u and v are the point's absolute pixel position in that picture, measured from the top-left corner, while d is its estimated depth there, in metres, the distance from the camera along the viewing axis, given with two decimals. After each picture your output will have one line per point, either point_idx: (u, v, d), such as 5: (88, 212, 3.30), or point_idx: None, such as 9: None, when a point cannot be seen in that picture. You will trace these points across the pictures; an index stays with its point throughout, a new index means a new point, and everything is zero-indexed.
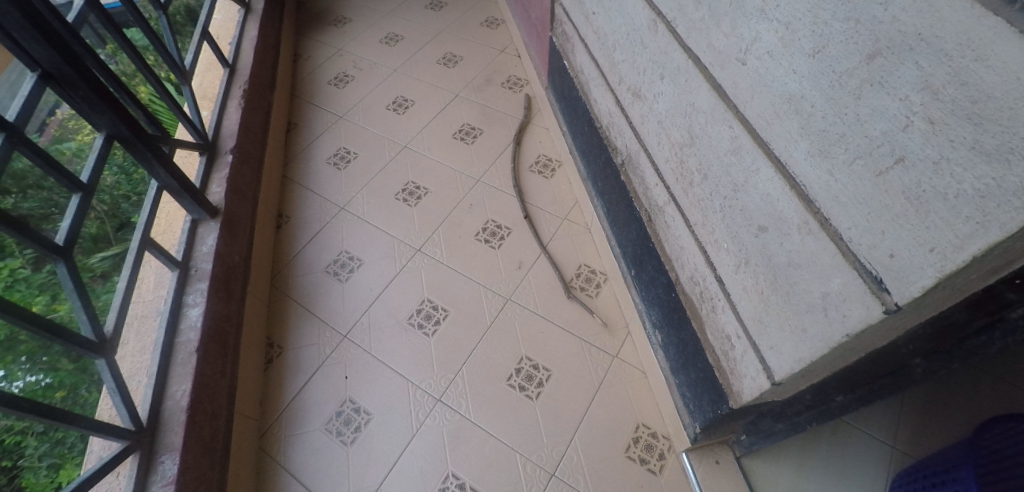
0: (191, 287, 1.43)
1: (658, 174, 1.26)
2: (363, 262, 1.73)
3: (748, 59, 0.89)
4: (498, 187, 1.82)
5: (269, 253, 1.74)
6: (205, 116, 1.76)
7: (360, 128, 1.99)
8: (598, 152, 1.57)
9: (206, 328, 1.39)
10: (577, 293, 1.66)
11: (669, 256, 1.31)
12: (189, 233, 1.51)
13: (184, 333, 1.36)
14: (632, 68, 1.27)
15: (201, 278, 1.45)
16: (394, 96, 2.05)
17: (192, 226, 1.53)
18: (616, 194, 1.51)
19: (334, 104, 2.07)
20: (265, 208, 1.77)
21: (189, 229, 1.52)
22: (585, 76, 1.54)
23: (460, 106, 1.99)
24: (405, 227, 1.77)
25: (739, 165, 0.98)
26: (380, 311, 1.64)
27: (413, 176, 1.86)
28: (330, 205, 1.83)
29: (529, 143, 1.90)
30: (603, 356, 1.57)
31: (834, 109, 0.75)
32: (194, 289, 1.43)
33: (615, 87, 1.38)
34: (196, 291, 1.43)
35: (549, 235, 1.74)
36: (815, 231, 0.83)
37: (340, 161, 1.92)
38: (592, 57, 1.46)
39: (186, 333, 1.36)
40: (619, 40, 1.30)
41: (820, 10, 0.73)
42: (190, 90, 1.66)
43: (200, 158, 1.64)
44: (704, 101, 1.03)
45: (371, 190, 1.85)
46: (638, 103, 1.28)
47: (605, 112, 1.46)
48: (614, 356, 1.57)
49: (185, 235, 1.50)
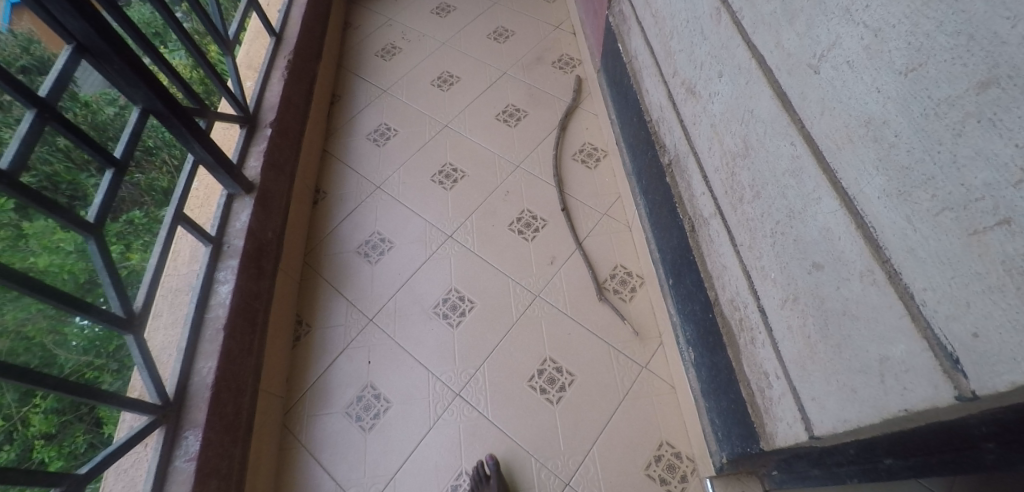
0: (223, 263, 1.39)
1: (706, 183, 1.13)
2: (395, 245, 1.66)
3: (822, 67, 0.74)
4: (537, 175, 1.71)
5: (304, 229, 1.69)
6: (248, 86, 1.72)
7: (403, 104, 1.91)
8: (647, 147, 1.43)
9: (235, 305, 1.35)
10: (610, 295, 1.54)
11: (710, 272, 1.18)
12: (224, 208, 1.47)
13: (213, 310, 1.32)
14: (691, 61, 1.12)
15: (232, 255, 1.41)
16: (440, 71, 1.96)
17: (228, 201, 1.49)
18: (661, 196, 1.38)
19: (379, 77, 2.00)
20: (302, 181, 1.72)
21: (225, 204, 1.48)
22: (639, 62, 1.40)
23: (507, 86, 1.88)
24: (438, 212, 1.69)
25: (798, 190, 0.83)
26: (406, 298, 1.57)
27: (451, 157, 1.78)
28: (366, 183, 1.77)
29: (575, 130, 1.77)
30: (632, 365, 1.46)
31: (923, 143, 0.60)
32: (225, 265, 1.39)
33: (669, 80, 1.23)
34: (228, 267, 1.39)
35: (587, 231, 1.62)
36: (880, 284, 0.70)
37: (380, 137, 1.86)
38: (649, 43, 1.31)
39: (215, 310, 1.32)
40: (680, 28, 1.14)
41: (922, 17, 0.58)
42: (233, 61, 1.60)
43: (240, 131, 1.60)
44: (764, 111, 0.88)
45: (408, 169, 1.78)
46: (693, 102, 1.14)
47: (657, 105, 1.32)
48: (643, 367, 1.46)
49: (220, 209, 1.46)
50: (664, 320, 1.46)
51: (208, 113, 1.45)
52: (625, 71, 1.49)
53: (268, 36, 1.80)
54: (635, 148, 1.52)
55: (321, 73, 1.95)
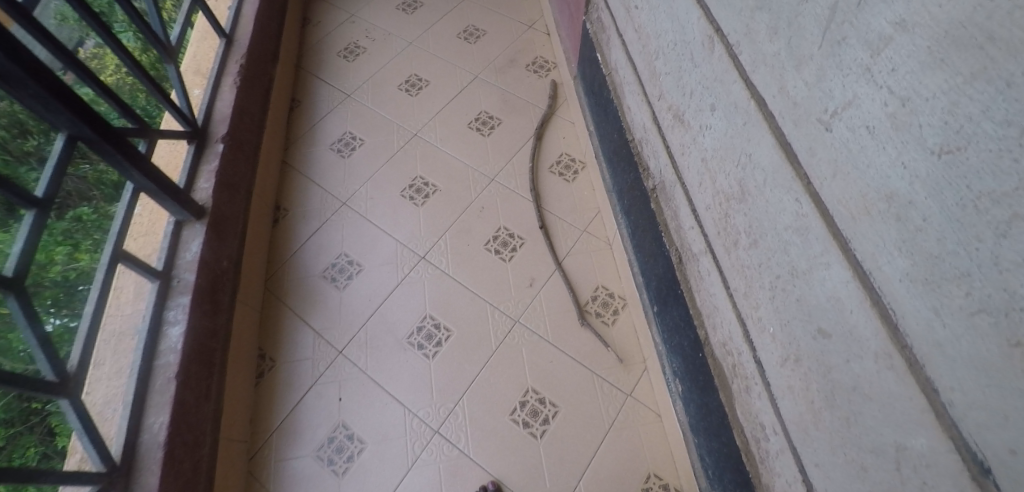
0: (172, 301, 1.27)
1: (696, 218, 1.06)
2: (364, 268, 1.55)
3: (835, 124, 0.66)
4: (513, 189, 1.62)
5: (264, 252, 1.58)
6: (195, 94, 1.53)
7: (370, 111, 1.78)
8: (628, 166, 1.35)
9: (189, 349, 1.23)
10: (592, 319, 1.48)
11: (700, 310, 1.12)
12: (172, 237, 1.33)
13: (163, 357, 1.20)
14: (681, 87, 1.03)
15: (183, 291, 1.28)
16: (407, 74, 1.84)
17: (176, 228, 1.35)
18: (645, 221, 1.30)
19: (341, 80, 1.86)
20: (260, 199, 1.59)
21: (173, 232, 1.34)
22: (620, 75, 1.30)
23: (479, 92, 1.77)
24: (409, 230, 1.59)
25: (803, 249, 0.77)
26: (378, 328, 1.48)
27: (420, 170, 1.67)
28: (331, 199, 1.65)
29: (551, 139, 1.68)
30: (616, 393, 1.40)
31: (958, 235, 0.53)
32: (175, 303, 1.27)
33: (655, 102, 1.14)
34: (178, 306, 1.26)
35: (567, 250, 1.55)
36: (899, 370, 0.64)
37: (345, 147, 1.73)
38: (631, 59, 1.22)
39: (165, 356, 1.20)
40: (665, 50, 1.05)
41: (962, 95, 0.50)
42: (175, 69, 1.43)
43: (188, 147, 1.43)
44: (765, 159, 0.81)
45: (375, 183, 1.66)
46: (682, 131, 1.05)
47: (640, 125, 1.23)
48: (627, 395, 1.40)
49: (167, 239, 1.32)
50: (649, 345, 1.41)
51: (148, 133, 1.29)
52: (604, 83, 1.40)
53: (216, 38, 1.63)
54: (614, 165, 1.43)
55: (278, 77, 1.80)
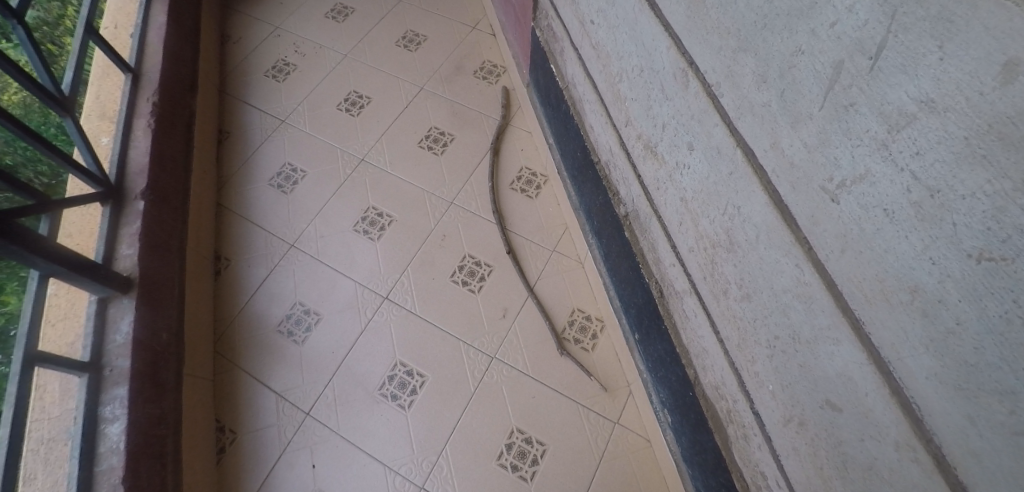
0: (107, 394, 1.14)
1: (678, 257, 0.98)
2: (322, 316, 1.45)
3: (844, 198, 0.58)
4: (475, 212, 1.51)
5: (209, 312, 1.45)
6: (103, 142, 1.34)
7: (309, 138, 1.64)
8: (593, 188, 1.26)
9: (134, 446, 1.12)
10: (571, 346, 1.41)
11: (687, 348, 1.05)
12: (97, 319, 1.18)
13: (105, 461, 1.09)
14: (650, 117, 0.92)
15: (118, 380, 1.15)
16: (346, 92, 1.69)
17: (100, 308, 1.20)
18: (618, 247, 1.22)
19: (273, 105, 1.70)
20: (197, 253, 1.45)
21: (97, 313, 1.19)
22: (576, 89, 1.17)
23: (426, 106, 1.64)
24: (367, 269, 1.48)
25: (806, 317, 0.70)
26: (344, 382, 1.39)
27: (372, 200, 1.54)
28: (277, 243, 1.53)
29: (509, 153, 1.57)
30: (603, 423, 1.35)
31: (1002, 349, 0.46)
32: (111, 396, 1.14)
33: (620, 129, 1.04)
34: (115, 399, 1.14)
35: (537, 273, 1.46)
36: (926, 466, 0.58)
37: (285, 182, 1.59)
38: (587, 77, 1.10)
39: (108, 460, 1.09)
40: (629, 76, 0.94)
41: (1009, 200, 0.42)
42: (75, 124, 1.23)
43: (102, 210, 1.27)
44: (757, 215, 0.73)
45: (324, 220, 1.54)
46: (654, 165, 0.96)
47: (605, 148, 1.13)
48: (615, 423, 1.35)
49: (91, 323, 1.17)
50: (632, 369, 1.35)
51: (49, 207, 1.13)
52: (557, 97, 1.29)
53: (121, 74, 1.43)
54: (578, 183, 1.34)
55: (201, 109, 1.63)
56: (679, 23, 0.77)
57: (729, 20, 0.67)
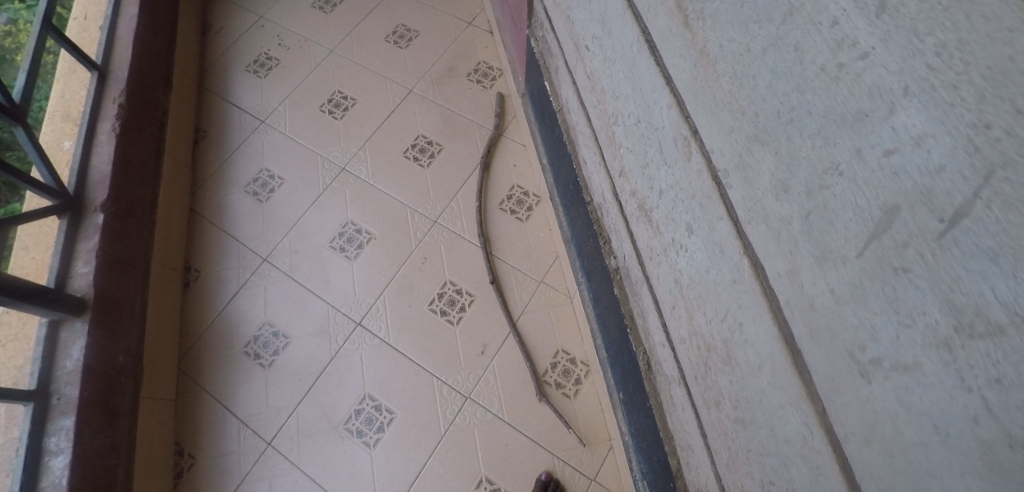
0: (54, 425, 1.01)
1: (668, 339, 0.83)
2: (291, 340, 1.32)
3: (877, 380, 0.42)
4: (460, 233, 1.37)
5: (174, 328, 1.31)
6: (66, 147, 1.19)
7: (289, 143, 1.48)
8: (584, 227, 1.10)
9: (78, 483, 1.00)
10: (551, 391, 1.28)
11: (671, 435, 0.93)
12: (46, 345, 1.05)
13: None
14: (647, 176, 0.75)
15: (65, 410, 1.02)
16: (330, 92, 1.53)
17: (50, 331, 1.06)
18: (608, 298, 1.06)
19: (253, 103, 1.54)
20: (163, 265, 1.31)
21: (47, 337, 1.05)
22: (572, 118, 1.00)
23: (415, 111, 1.49)
24: (340, 290, 1.34)
25: (809, 483, 0.54)
26: (310, 413, 1.26)
27: (351, 212, 1.40)
28: (250, 256, 1.39)
29: (500, 170, 1.42)
30: (578, 479, 1.22)
31: None
32: (57, 427, 1.01)
33: (613, 177, 0.88)
34: (60, 430, 1.01)
35: (522, 307, 1.32)
36: None
37: (261, 189, 1.44)
38: (582, 107, 0.92)
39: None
40: (624, 122, 0.77)
41: None
42: (29, 133, 1.10)
43: (59, 223, 1.13)
44: (763, 343, 0.57)
45: (300, 233, 1.39)
46: (648, 231, 0.80)
47: (598, 191, 0.96)
48: (591, 480, 1.22)
49: (40, 348, 1.04)
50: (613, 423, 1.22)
51: None
52: (551, 118, 1.12)
53: (86, 73, 1.27)
54: (569, 215, 1.17)
55: (176, 101, 1.47)
56: (682, 80, 0.59)
57: (745, 98, 0.49)
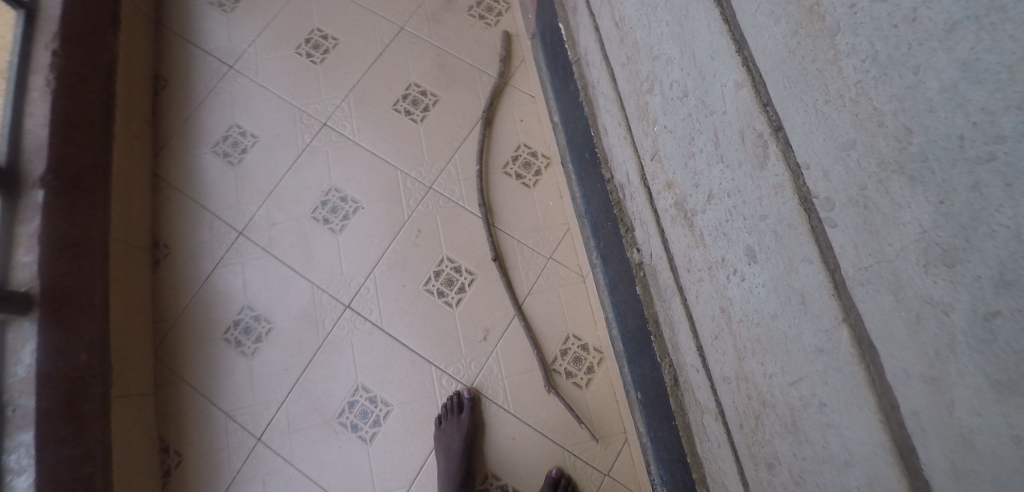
0: (11, 441, 0.88)
1: (704, 367, 0.67)
2: (274, 325, 1.19)
3: None
4: (458, 201, 1.22)
5: (146, 312, 1.19)
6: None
7: (262, 95, 1.32)
8: (601, 205, 0.92)
9: None
10: (561, 381, 1.14)
11: (699, 462, 0.79)
12: None
13: None
14: (691, 169, 0.56)
15: (22, 424, 0.89)
16: (309, 31, 1.35)
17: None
18: (627, 293, 0.89)
19: (219, 45, 1.36)
20: (125, 244, 1.16)
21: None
22: (592, 75, 0.81)
23: (406, 53, 1.32)
24: (325, 268, 1.20)
25: None
26: (299, 405, 1.15)
27: (333, 178, 1.25)
28: (223, 228, 1.25)
29: (503, 126, 1.27)
30: (589, 473, 1.11)
31: None
32: (16, 443, 0.88)
33: (643, 159, 0.68)
34: (19, 447, 0.88)
35: (528, 287, 1.17)
36: None
37: (232, 150, 1.29)
38: (608, 63, 0.73)
39: None
40: (665, 93, 0.57)
41: None
42: None
43: None
44: (860, 445, 0.40)
45: (278, 203, 1.25)
46: (684, 236, 0.62)
47: (622, 169, 0.78)
48: (603, 475, 1.11)
49: None
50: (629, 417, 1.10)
51: None
52: (567, 69, 0.94)
53: (11, 11, 1.03)
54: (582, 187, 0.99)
55: (128, 51, 1.28)
56: (767, 50, 0.40)
57: (887, 102, 0.31)
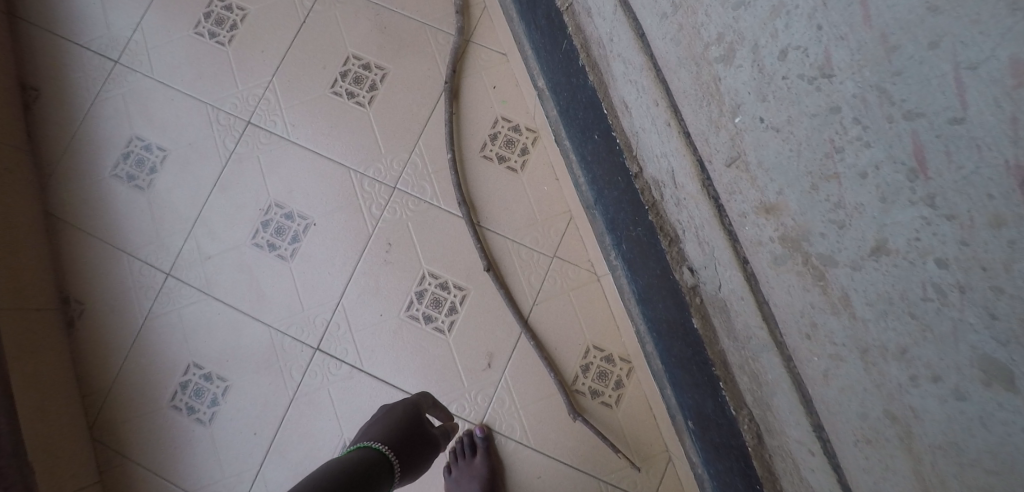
0: None
1: (828, 454, 0.46)
2: (230, 382, 0.94)
3: None
4: (433, 200, 0.99)
5: (70, 387, 0.92)
6: None
7: (165, 94, 1.06)
8: (618, 200, 0.69)
9: None
10: (588, 403, 0.93)
11: None
12: None
13: None
14: (813, 189, 0.39)
15: None
16: (207, 3, 1.09)
17: None
18: (668, 316, 0.65)
19: (96, 35, 1.08)
20: (23, 311, 0.88)
21: None
22: (603, 33, 0.61)
23: (335, 17, 1.07)
24: (281, 305, 0.95)
25: None
26: (281, 475, 0.91)
27: (269, 190, 1.00)
28: (144, 267, 0.98)
29: (473, 98, 1.03)
30: None
31: None
32: None
33: (707, 160, 0.49)
34: None
35: (532, 297, 0.95)
36: None
37: (137, 170, 1.02)
38: (631, 14, 0.53)
39: None
40: (793, 68, 0.38)
41: None
42: None
43: None
44: None
45: (208, 230, 0.99)
46: (799, 288, 0.43)
47: (662, 161, 0.56)
48: None
49: None
50: (673, 439, 0.88)
51: None
52: (553, 21, 0.73)
53: None
54: (586, 173, 0.72)
55: None
56: None
57: None
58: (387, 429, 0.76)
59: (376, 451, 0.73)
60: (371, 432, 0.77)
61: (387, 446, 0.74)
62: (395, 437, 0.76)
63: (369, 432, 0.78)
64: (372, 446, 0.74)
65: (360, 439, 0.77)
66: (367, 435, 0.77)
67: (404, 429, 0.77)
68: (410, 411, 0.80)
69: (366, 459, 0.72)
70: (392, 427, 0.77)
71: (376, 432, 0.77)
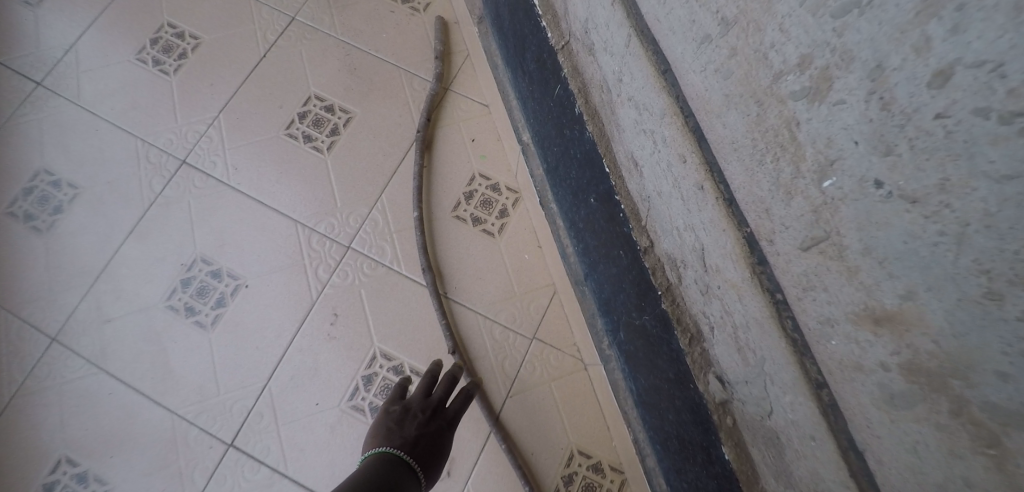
0: None
1: None
2: (113, 484, 0.74)
3: None
4: (393, 265, 0.84)
5: None
6: None
7: (89, 124, 0.90)
8: (621, 282, 0.55)
9: None
10: None
11: None
12: None
13: None
14: (994, 298, 0.24)
15: None
16: (157, 27, 0.96)
17: None
18: (684, 436, 0.50)
19: (22, 52, 0.93)
20: None
21: None
22: (610, 75, 0.49)
23: (300, 54, 0.95)
24: (193, 385, 0.78)
25: None
26: None
27: (197, 241, 0.85)
28: (26, 329, 0.79)
29: (447, 151, 0.91)
30: None
31: None
32: None
33: (763, 240, 0.36)
34: None
35: (505, 387, 0.79)
36: None
37: (40, 209, 0.85)
38: (652, 44, 0.41)
39: None
40: (961, 97, 0.23)
41: None
42: None
43: None
44: None
45: (115, 287, 0.82)
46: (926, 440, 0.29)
47: (691, 232, 0.43)
48: None
49: None
50: None
51: None
52: (546, 63, 0.62)
53: None
54: (580, 243, 0.61)
55: None
56: None
57: None
58: (421, 439, 0.66)
59: (408, 471, 0.63)
60: (405, 435, 0.66)
61: (419, 466, 0.64)
62: (425, 455, 0.66)
63: (407, 427, 0.67)
64: (407, 460, 0.64)
65: (392, 437, 0.65)
66: (399, 435, 0.66)
67: (437, 442, 0.67)
68: (443, 418, 0.69)
69: (405, 483, 0.62)
70: (426, 438, 0.67)
71: (411, 439, 0.65)
